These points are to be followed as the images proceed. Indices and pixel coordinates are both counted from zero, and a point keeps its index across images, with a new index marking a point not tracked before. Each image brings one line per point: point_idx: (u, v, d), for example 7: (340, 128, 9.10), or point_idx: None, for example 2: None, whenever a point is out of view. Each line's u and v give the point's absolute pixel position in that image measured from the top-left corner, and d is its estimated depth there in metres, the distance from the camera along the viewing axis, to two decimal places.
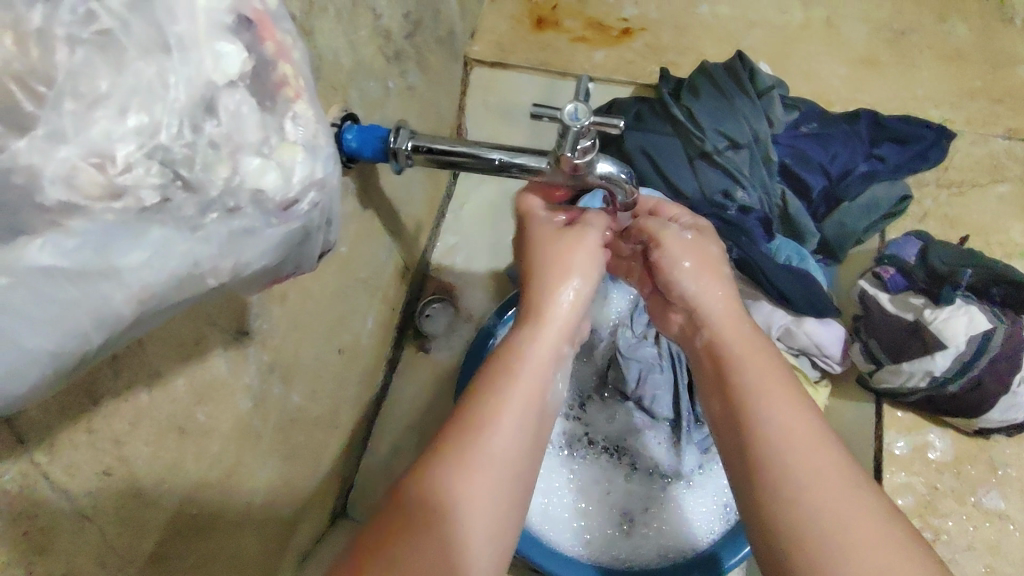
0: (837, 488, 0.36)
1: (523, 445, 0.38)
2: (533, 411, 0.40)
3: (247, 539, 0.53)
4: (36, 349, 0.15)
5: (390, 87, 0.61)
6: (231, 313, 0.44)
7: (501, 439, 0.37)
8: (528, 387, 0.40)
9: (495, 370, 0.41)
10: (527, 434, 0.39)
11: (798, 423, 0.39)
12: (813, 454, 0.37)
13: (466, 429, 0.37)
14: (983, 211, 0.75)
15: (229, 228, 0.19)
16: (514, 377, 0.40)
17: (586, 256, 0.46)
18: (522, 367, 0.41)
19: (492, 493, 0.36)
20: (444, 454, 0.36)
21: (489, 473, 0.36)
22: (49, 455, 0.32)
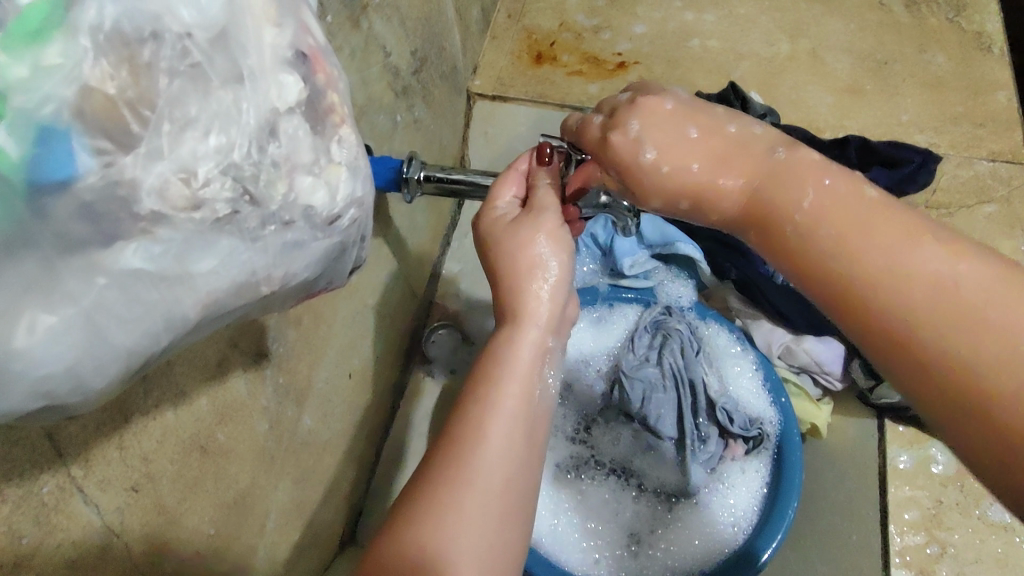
0: (968, 288, 0.33)
1: (507, 443, 0.39)
2: (515, 412, 0.40)
3: (259, 563, 0.52)
4: (119, 346, 0.17)
5: (400, 120, 0.65)
6: (252, 336, 0.45)
7: (487, 446, 0.39)
8: (511, 383, 0.41)
9: (475, 379, 0.42)
10: (516, 450, 0.39)
11: (920, 258, 0.35)
12: (925, 261, 0.35)
13: (453, 446, 0.39)
14: (972, 230, 0.77)
15: (282, 240, 0.21)
16: (487, 385, 0.41)
17: (546, 244, 0.44)
18: (497, 371, 0.42)
19: (487, 502, 0.37)
20: (439, 474, 0.38)
21: (481, 483, 0.38)
22: (85, 469, 0.32)
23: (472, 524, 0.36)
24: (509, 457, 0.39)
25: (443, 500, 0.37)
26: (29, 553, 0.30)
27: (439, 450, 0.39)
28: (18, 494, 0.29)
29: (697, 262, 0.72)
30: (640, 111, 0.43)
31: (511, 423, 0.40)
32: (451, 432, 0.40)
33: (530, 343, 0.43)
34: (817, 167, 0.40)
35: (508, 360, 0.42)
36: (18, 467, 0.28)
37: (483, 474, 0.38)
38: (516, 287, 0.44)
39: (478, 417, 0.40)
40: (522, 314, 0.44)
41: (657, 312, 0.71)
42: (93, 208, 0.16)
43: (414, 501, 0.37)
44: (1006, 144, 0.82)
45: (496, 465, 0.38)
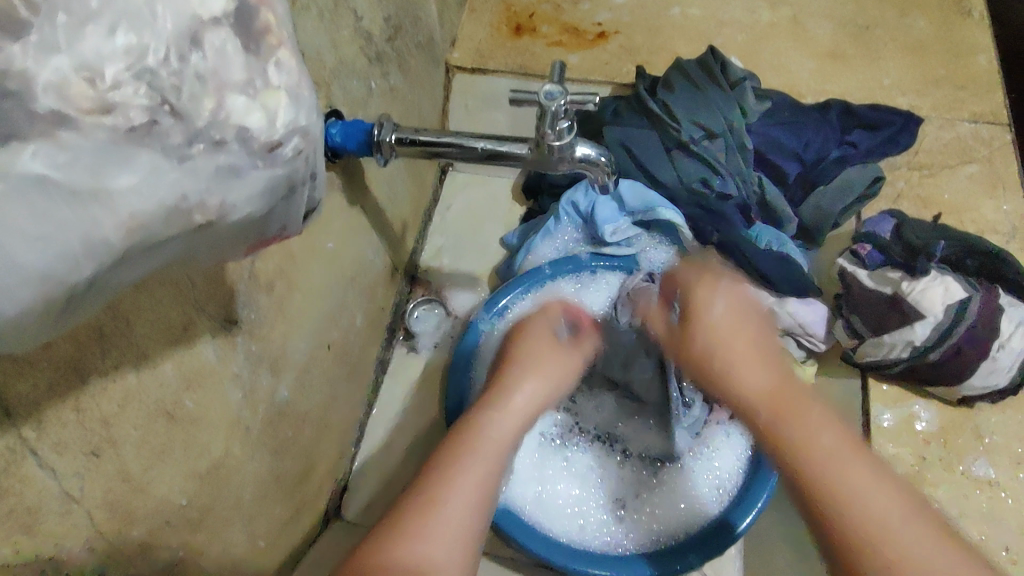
0: (863, 476, 0.41)
1: (468, 499, 0.44)
2: (485, 474, 0.46)
3: (236, 536, 0.51)
4: (30, 265, 0.16)
5: (374, 87, 0.63)
6: (218, 300, 0.44)
7: (448, 499, 0.43)
8: (489, 453, 0.47)
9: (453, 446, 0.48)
10: (478, 505, 0.45)
11: (866, 481, 0.40)
12: (827, 428, 0.44)
13: (424, 494, 0.44)
14: (953, 189, 0.75)
15: (214, 165, 0.20)
16: (469, 449, 0.47)
17: (558, 363, 0.57)
18: (479, 442, 0.48)
19: (446, 544, 0.41)
20: (411, 513, 0.42)
21: (438, 531, 0.42)
22: (37, 431, 0.31)
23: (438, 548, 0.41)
24: (467, 511, 0.44)
25: (407, 533, 0.41)
26: None
27: (414, 494, 0.44)
28: None
29: (679, 228, 0.71)
30: (731, 301, 0.55)
31: (480, 481, 0.46)
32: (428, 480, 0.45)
33: (509, 426, 0.50)
34: (805, 392, 0.47)
35: (489, 433, 0.49)
36: None
37: (439, 531, 0.42)
38: (510, 386, 0.54)
39: (454, 473, 0.45)
40: (506, 405, 0.52)
41: (639, 279, 0.70)
42: None
43: (379, 531, 0.42)
44: (987, 106, 0.81)
45: (461, 514, 0.43)
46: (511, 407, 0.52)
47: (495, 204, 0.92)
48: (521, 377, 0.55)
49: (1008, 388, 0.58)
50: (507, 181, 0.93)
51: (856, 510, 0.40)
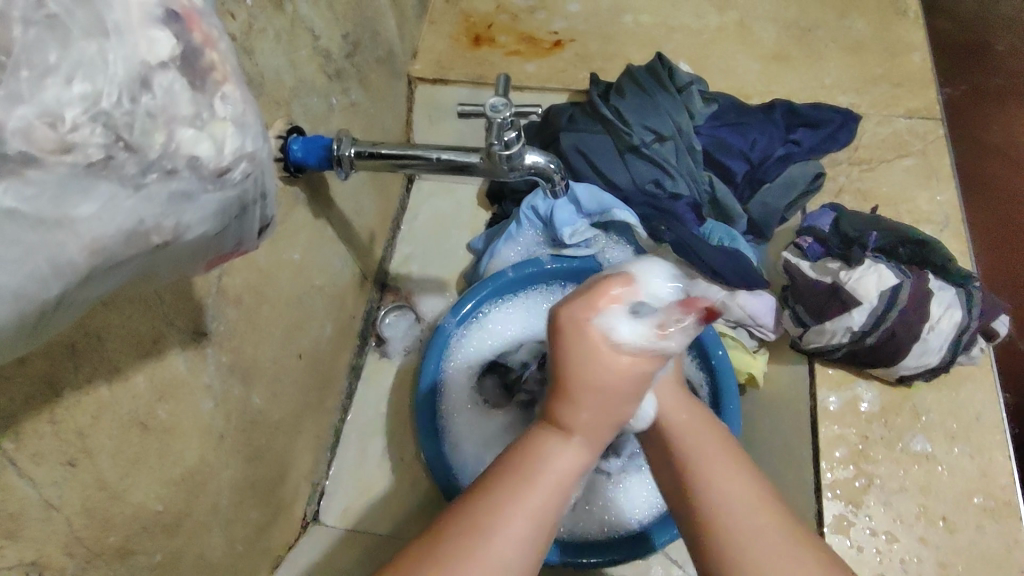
0: (733, 490, 0.43)
1: (522, 536, 0.39)
2: (541, 514, 0.41)
3: (214, 541, 0.53)
4: (3, 286, 0.19)
5: (335, 102, 0.66)
6: (187, 313, 0.46)
7: (500, 534, 0.39)
8: (542, 494, 0.41)
9: (503, 481, 0.41)
10: (528, 553, 0.40)
11: (730, 498, 0.43)
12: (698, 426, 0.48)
13: (468, 532, 0.39)
14: (890, 182, 0.79)
15: (167, 191, 0.22)
16: (522, 490, 0.41)
17: (626, 367, 0.42)
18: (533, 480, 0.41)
19: None
20: (452, 544, 0.38)
21: (494, 570, 0.38)
22: (15, 442, 0.33)
23: None
24: (523, 540, 0.39)
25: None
26: None
27: (457, 526, 0.39)
28: None
29: (634, 227, 0.75)
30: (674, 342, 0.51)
31: (528, 530, 0.40)
32: (475, 518, 0.39)
33: (575, 454, 0.43)
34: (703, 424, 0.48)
35: (546, 469, 0.42)
36: None
37: (493, 560, 0.38)
38: (573, 405, 0.42)
39: (505, 516, 0.39)
40: (571, 432, 0.42)
41: None
42: None
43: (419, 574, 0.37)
44: (922, 102, 0.85)
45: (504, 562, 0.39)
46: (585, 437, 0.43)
47: (461, 210, 0.94)
48: (590, 392, 0.42)
49: (939, 367, 0.62)
50: (472, 188, 0.96)
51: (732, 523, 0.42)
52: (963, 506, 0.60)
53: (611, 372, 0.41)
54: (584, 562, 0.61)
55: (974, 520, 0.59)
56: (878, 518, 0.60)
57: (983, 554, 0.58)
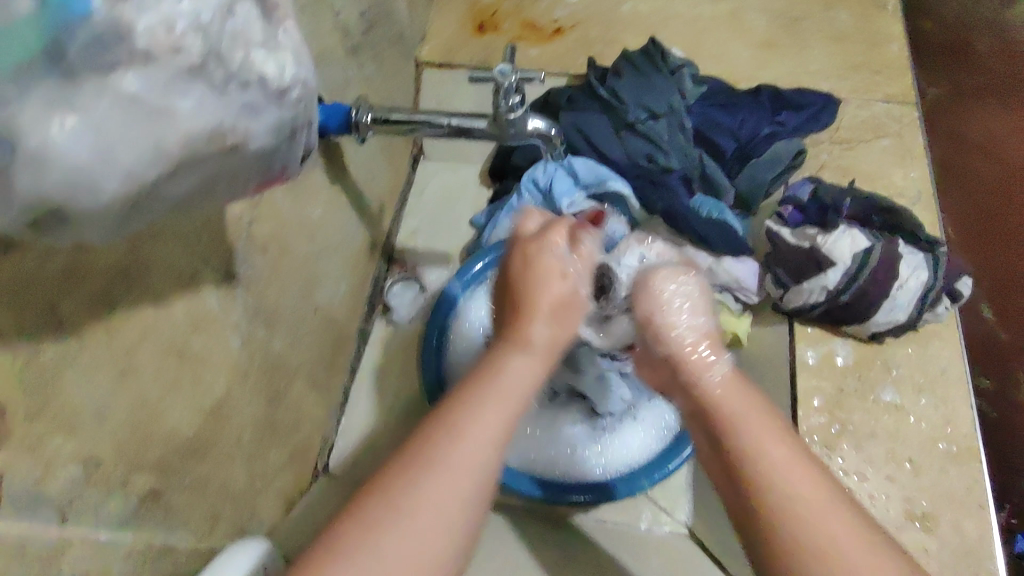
0: (798, 474, 0.43)
1: (490, 437, 0.44)
2: (504, 419, 0.45)
3: (239, 471, 0.58)
4: (123, 160, 0.23)
5: (352, 76, 0.70)
6: (220, 254, 0.50)
7: (469, 434, 0.43)
8: (500, 396, 0.46)
9: (464, 387, 0.47)
10: (493, 445, 0.43)
11: (798, 479, 0.43)
12: (739, 402, 0.48)
13: (436, 433, 0.43)
14: (868, 160, 0.84)
15: (242, 101, 0.27)
16: (481, 394, 0.45)
17: (569, 265, 0.55)
18: (492, 386, 0.46)
19: (461, 481, 0.41)
20: (419, 448, 0.42)
21: (459, 467, 0.42)
22: (78, 344, 0.37)
23: (445, 479, 0.41)
24: (493, 444, 0.43)
25: (422, 467, 0.41)
26: (36, 411, 0.35)
27: (429, 427, 0.44)
28: (25, 354, 0.34)
29: (627, 199, 0.81)
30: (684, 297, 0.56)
31: (492, 429, 0.44)
32: (440, 420, 0.44)
33: (532, 366, 0.49)
34: (740, 392, 0.49)
35: (504, 375, 0.47)
36: (25, 330, 0.33)
37: (461, 464, 0.42)
38: (525, 312, 0.51)
39: (468, 419, 0.44)
40: (522, 339, 0.50)
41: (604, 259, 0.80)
42: (102, 39, 0.22)
43: (387, 472, 0.42)
44: (899, 88, 0.91)
45: (472, 459, 0.42)
46: (535, 352, 0.50)
47: (464, 187, 0.99)
48: (547, 306, 0.52)
49: (907, 323, 0.68)
50: (475, 167, 1.01)
51: (793, 504, 0.42)
52: (928, 449, 0.65)
53: (556, 292, 0.53)
54: (579, 498, 0.67)
55: (938, 463, 0.64)
56: (849, 460, 0.65)
57: (947, 494, 0.63)
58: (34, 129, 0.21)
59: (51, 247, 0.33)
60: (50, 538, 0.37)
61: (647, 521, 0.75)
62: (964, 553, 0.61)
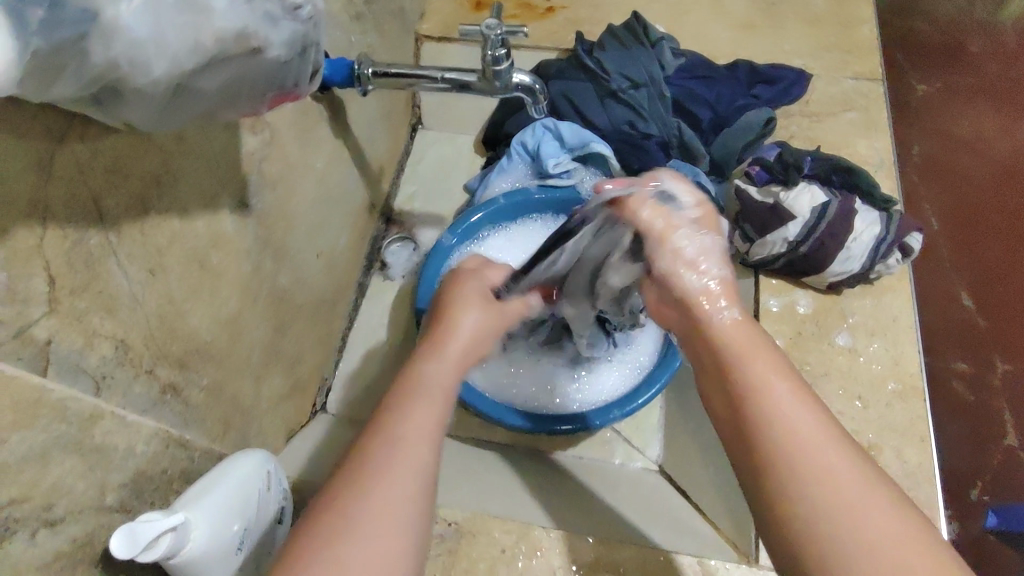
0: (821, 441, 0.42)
1: (419, 436, 0.45)
2: (433, 418, 0.46)
3: (247, 390, 0.64)
4: (172, 43, 0.29)
5: (355, 40, 0.76)
6: (235, 183, 0.56)
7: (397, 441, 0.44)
8: (422, 400, 0.47)
9: (385, 401, 0.47)
10: (426, 443, 0.44)
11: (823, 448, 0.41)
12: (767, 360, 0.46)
13: (377, 445, 0.43)
14: (835, 131, 0.90)
15: (263, 9, 0.33)
16: (403, 401, 0.46)
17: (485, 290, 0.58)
18: (410, 389, 0.48)
19: (404, 481, 0.42)
20: (365, 463, 0.42)
21: (398, 468, 0.42)
22: (116, 236, 0.43)
23: (388, 483, 0.41)
24: (425, 440, 0.45)
25: (362, 479, 0.42)
26: (81, 287, 0.41)
27: (364, 445, 0.44)
28: (74, 236, 0.40)
29: (608, 159, 0.86)
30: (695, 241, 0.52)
31: (421, 430, 0.45)
32: (372, 432, 0.45)
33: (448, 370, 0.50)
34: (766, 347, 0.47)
35: (424, 380, 0.49)
36: (75, 215, 0.40)
37: (398, 464, 0.43)
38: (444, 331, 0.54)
39: (396, 423, 0.45)
40: (443, 350, 0.52)
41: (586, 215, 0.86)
42: None
43: (332, 490, 0.42)
44: (868, 66, 0.97)
45: (408, 461, 0.43)
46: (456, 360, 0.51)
47: (459, 156, 1.05)
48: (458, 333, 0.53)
49: (861, 273, 0.73)
50: (470, 137, 1.07)
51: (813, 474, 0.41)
52: (877, 387, 0.71)
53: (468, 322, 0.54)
54: (564, 427, 0.74)
55: (885, 399, 0.70)
56: None
57: (893, 426, 0.69)
58: (108, 4, 0.27)
59: (96, 144, 0.40)
60: (88, 404, 0.42)
61: (621, 457, 0.81)
62: (906, 478, 0.66)
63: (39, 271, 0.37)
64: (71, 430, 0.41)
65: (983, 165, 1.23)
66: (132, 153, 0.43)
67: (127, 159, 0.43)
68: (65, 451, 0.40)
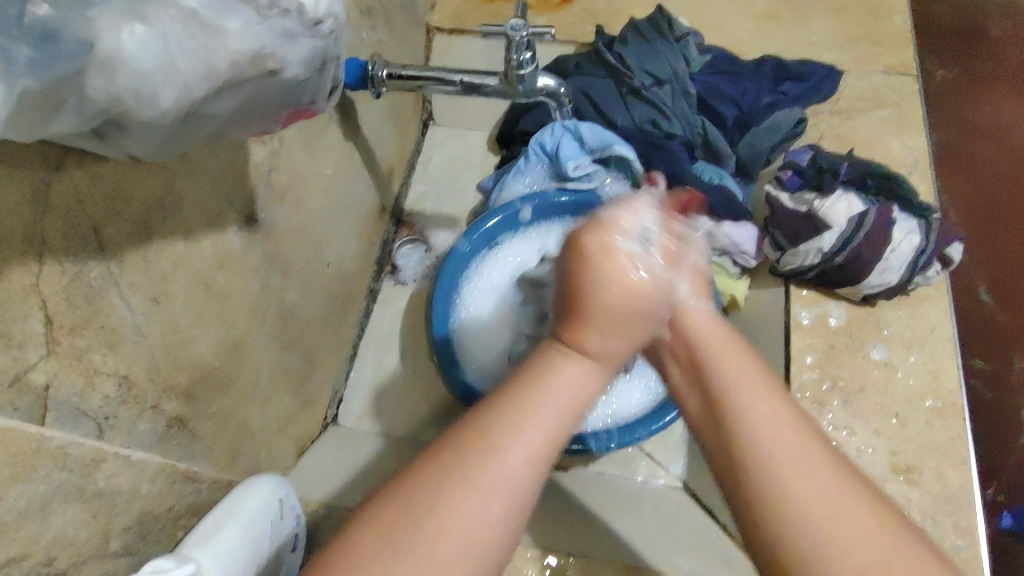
0: (787, 447, 0.38)
1: (532, 451, 0.36)
2: (549, 434, 0.37)
3: (255, 413, 0.61)
4: (180, 71, 0.26)
5: (364, 38, 0.72)
6: (242, 197, 0.53)
7: (508, 448, 0.35)
8: (550, 409, 0.37)
9: (505, 387, 0.39)
10: (539, 462, 0.36)
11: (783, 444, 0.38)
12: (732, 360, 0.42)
13: (480, 431, 0.36)
14: (866, 129, 0.86)
15: (282, 27, 0.29)
16: (532, 397, 0.37)
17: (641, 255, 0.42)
18: (537, 391, 0.38)
19: (502, 507, 0.35)
20: (454, 452, 0.36)
21: (499, 485, 0.35)
22: (119, 266, 0.40)
23: (481, 500, 0.34)
24: (533, 469, 0.36)
25: (459, 483, 0.34)
26: (81, 324, 0.37)
27: (468, 428, 0.37)
28: (72, 270, 0.36)
29: (630, 161, 0.82)
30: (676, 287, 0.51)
31: (539, 445, 0.36)
32: (484, 419, 0.37)
33: (586, 374, 0.39)
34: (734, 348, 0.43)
35: (555, 377, 0.38)
36: (73, 248, 0.36)
37: (499, 481, 0.35)
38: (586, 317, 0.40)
39: (509, 426, 0.36)
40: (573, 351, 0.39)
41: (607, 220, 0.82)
42: None
43: (417, 481, 0.35)
44: (899, 60, 0.92)
45: (514, 480, 0.35)
46: (581, 374, 0.39)
47: (471, 153, 1.01)
48: (608, 320, 0.40)
49: (899, 285, 0.70)
50: (483, 134, 1.02)
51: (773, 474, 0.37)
52: (916, 404, 0.68)
53: (614, 299, 0.40)
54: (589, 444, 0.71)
55: (924, 416, 0.67)
56: (839, 414, 0.68)
57: (933, 443, 0.66)
58: (107, 32, 0.23)
59: (97, 168, 0.36)
60: (91, 447, 0.39)
61: (644, 473, 0.78)
62: (947, 501, 0.63)
63: (35, 311, 0.34)
64: (72, 477, 0.37)
65: (1008, 150, 1.15)
66: (135, 176, 0.39)
67: (131, 183, 0.39)
68: (67, 500, 0.37)
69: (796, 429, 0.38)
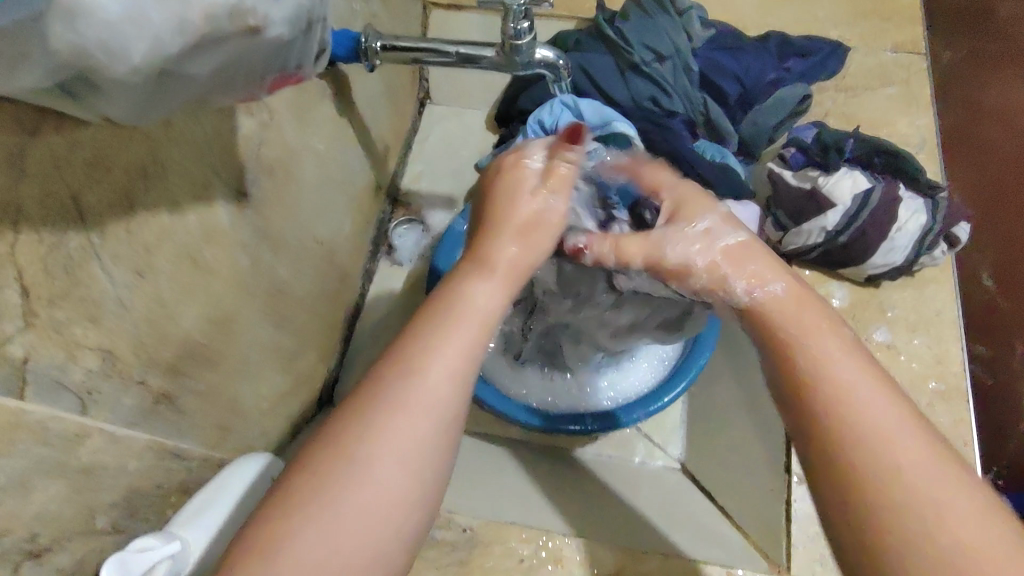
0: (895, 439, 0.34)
1: (450, 370, 0.37)
2: (469, 351, 0.38)
3: (245, 393, 0.60)
4: (151, 22, 0.24)
5: (358, 9, 0.70)
6: (230, 169, 0.51)
7: (425, 370, 0.36)
8: (462, 328, 0.38)
9: (421, 314, 0.40)
10: (457, 384, 0.37)
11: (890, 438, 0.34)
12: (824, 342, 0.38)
13: (398, 366, 0.37)
14: (872, 107, 0.85)
15: None
16: (447, 319, 0.39)
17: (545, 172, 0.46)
18: (449, 313, 0.39)
19: (420, 423, 0.35)
20: (374, 386, 0.36)
21: (417, 406, 0.36)
22: (100, 238, 0.38)
23: (400, 424, 0.35)
24: (450, 386, 0.37)
25: (371, 412, 0.35)
26: (60, 296, 0.36)
27: (388, 361, 0.38)
28: (50, 240, 0.35)
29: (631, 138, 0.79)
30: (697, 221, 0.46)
31: (456, 360, 0.37)
32: (400, 349, 0.38)
33: (494, 289, 0.41)
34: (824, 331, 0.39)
35: (464, 300, 0.40)
36: (50, 217, 0.35)
37: (418, 401, 0.36)
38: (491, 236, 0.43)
39: (425, 353, 0.37)
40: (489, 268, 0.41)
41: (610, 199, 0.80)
42: None
43: (338, 419, 0.36)
44: (908, 36, 0.90)
45: (433, 397, 0.36)
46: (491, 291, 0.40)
47: (469, 132, 0.99)
48: (511, 230, 0.44)
49: (904, 265, 0.69)
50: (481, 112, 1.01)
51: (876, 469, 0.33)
52: (918, 387, 0.67)
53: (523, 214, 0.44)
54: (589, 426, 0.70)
55: (926, 399, 0.66)
56: None
57: (935, 426, 0.65)
58: None
59: (74, 135, 0.35)
60: (73, 423, 0.38)
61: (641, 454, 0.77)
62: None
63: (10, 281, 0.33)
64: (53, 453, 0.37)
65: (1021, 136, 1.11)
66: (116, 144, 0.38)
67: (111, 151, 0.38)
68: (48, 476, 0.36)
69: (883, 391, 0.36)
